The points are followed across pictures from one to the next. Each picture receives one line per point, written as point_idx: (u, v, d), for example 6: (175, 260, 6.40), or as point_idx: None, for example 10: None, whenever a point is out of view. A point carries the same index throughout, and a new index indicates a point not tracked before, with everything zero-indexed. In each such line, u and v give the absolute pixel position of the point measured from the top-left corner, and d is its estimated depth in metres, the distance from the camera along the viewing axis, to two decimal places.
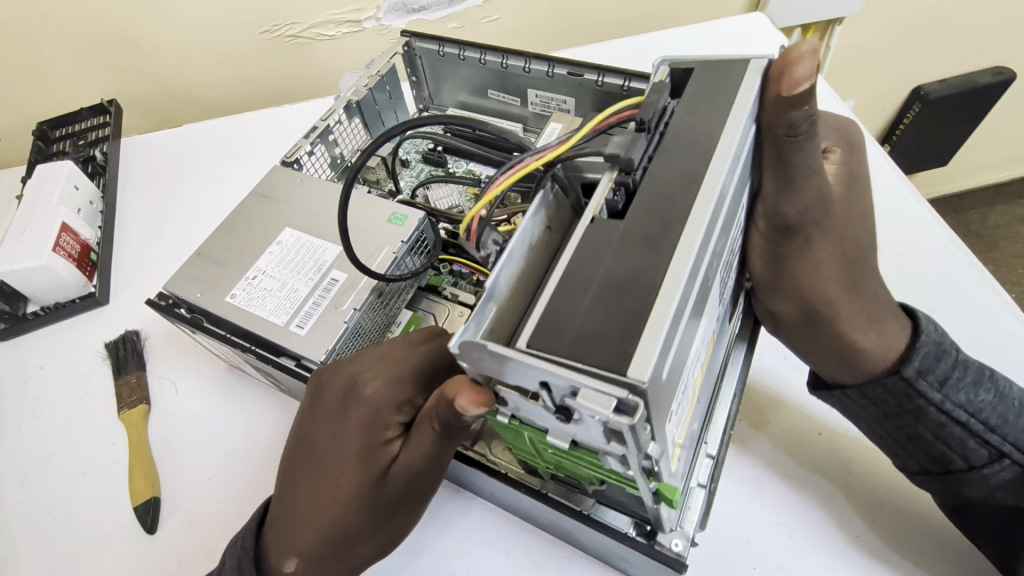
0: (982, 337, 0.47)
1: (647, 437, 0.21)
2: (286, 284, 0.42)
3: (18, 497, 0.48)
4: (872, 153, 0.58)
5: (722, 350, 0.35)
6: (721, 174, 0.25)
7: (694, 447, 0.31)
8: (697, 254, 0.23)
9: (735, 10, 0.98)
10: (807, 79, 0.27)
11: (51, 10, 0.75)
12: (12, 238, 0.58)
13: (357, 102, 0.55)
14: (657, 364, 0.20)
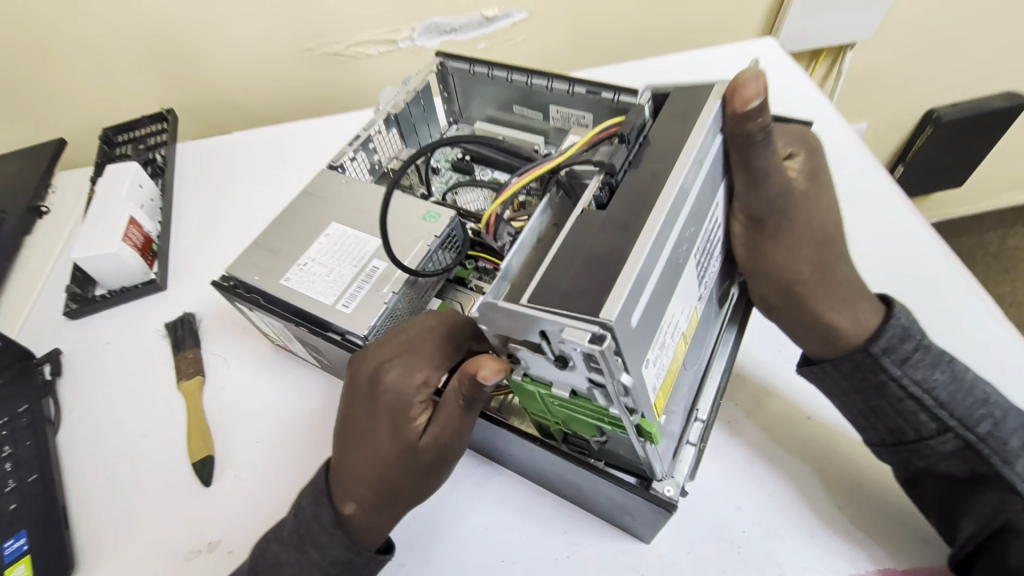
0: (967, 338, 0.51)
1: (619, 367, 0.25)
2: (334, 270, 0.48)
3: (89, 454, 0.54)
4: (870, 172, 0.63)
5: (712, 334, 0.40)
6: (682, 172, 0.30)
7: (681, 408, 0.37)
8: (660, 232, 0.28)
9: (748, 34, 1.03)
10: (756, 98, 0.34)
11: (121, 27, 0.84)
12: (86, 226, 0.65)
13: (395, 114, 0.61)
14: (622, 311, 0.25)
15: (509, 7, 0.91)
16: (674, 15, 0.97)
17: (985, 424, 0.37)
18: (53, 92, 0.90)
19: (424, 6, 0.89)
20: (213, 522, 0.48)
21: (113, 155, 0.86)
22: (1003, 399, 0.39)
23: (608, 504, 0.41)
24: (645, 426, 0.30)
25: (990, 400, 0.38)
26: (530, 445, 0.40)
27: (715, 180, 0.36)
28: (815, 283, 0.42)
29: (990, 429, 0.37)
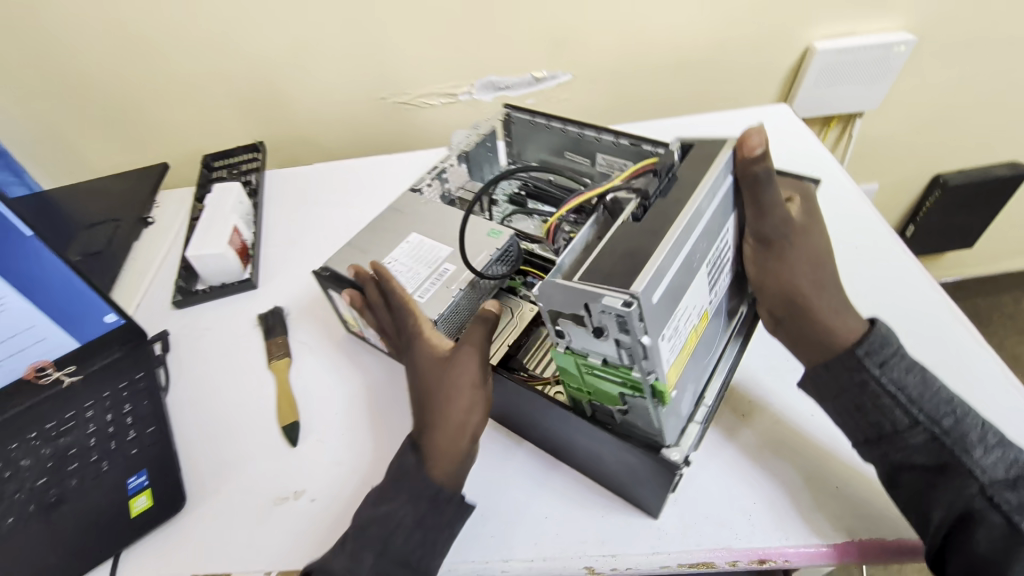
0: (953, 357, 0.60)
1: (641, 328, 0.36)
2: (412, 269, 0.59)
3: (192, 413, 0.64)
4: (875, 226, 0.75)
5: (715, 341, 0.51)
6: (698, 200, 0.41)
7: (688, 390, 0.47)
8: (682, 238, 0.39)
9: (765, 100, 1.16)
10: (758, 145, 0.45)
11: (231, 74, 1.00)
12: (198, 230, 0.78)
13: (466, 152, 0.74)
14: (647, 287, 0.35)
15: (556, 70, 1.06)
16: (699, 81, 1.11)
17: (947, 419, 0.46)
18: (163, 124, 1.06)
19: (484, 66, 1.04)
20: (300, 474, 0.57)
21: (211, 178, 1.00)
22: (964, 403, 0.48)
23: (624, 473, 0.49)
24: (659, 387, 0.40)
25: (953, 402, 0.47)
26: (566, 416, 0.49)
27: (727, 210, 0.46)
28: (817, 297, 0.51)
29: (950, 422, 0.46)
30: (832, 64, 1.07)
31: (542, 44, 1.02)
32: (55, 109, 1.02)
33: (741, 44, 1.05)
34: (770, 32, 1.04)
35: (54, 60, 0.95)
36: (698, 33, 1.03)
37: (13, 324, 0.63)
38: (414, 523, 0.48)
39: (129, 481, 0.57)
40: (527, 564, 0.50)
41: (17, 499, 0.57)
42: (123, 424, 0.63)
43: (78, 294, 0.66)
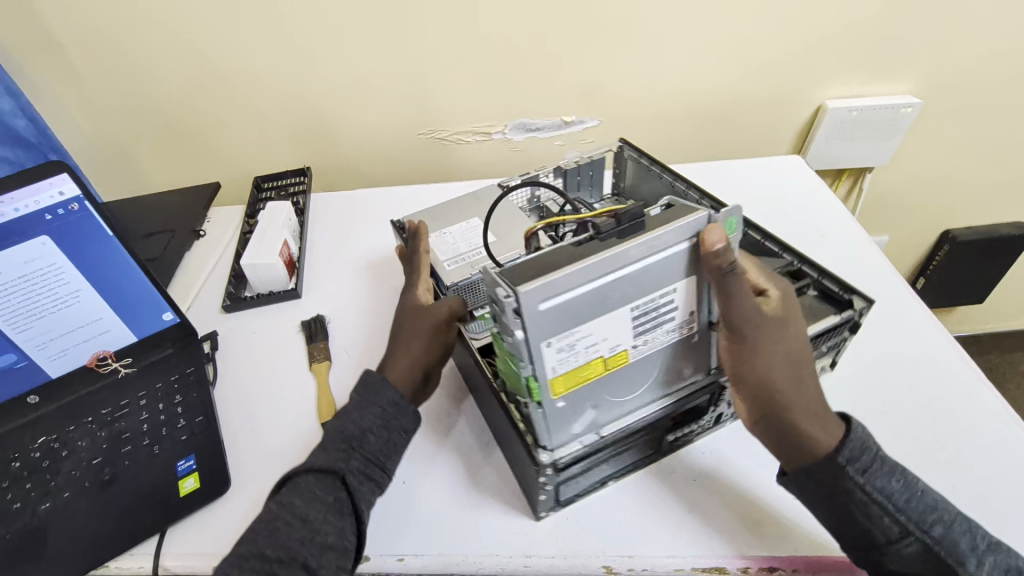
0: (960, 403, 0.67)
1: (515, 324, 0.44)
2: (457, 244, 0.74)
3: (240, 408, 0.70)
4: (888, 279, 0.82)
5: (640, 384, 0.56)
6: (630, 249, 0.45)
7: (582, 407, 0.54)
8: (595, 272, 0.44)
9: (780, 151, 1.23)
10: (718, 240, 0.47)
11: (285, 107, 1.09)
12: (253, 242, 0.86)
13: (564, 169, 0.79)
14: (531, 292, 0.42)
15: (584, 116, 1.14)
16: (716, 131, 1.18)
17: (935, 527, 0.48)
18: (219, 147, 1.15)
19: (518, 110, 1.13)
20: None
21: (261, 199, 1.08)
22: (947, 505, 0.50)
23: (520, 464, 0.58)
24: (537, 386, 0.49)
25: (935, 505, 0.49)
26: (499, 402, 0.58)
27: (670, 278, 0.49)
28: (793, 400, 0.52)
29: (939, 530, 0.48)
30: (843, 121, 1.14)
31: (573, 92, 1.10)
32: (122, 130, 1.11)
33: (757, 100, 1.13)
34: (784, 90, 1.12)
35: (129, 86, 1.04)
36: (717, 88, 1.11)
37: (82, 317, 0.70)
38: (381, 424, 0.57)
39: (179, 464, 0.63)
40: (549, 561, 0.55)
41: (73, 475, 0.63)
42: (174, 413, 0.68)
43: (141, 293, 0.72)
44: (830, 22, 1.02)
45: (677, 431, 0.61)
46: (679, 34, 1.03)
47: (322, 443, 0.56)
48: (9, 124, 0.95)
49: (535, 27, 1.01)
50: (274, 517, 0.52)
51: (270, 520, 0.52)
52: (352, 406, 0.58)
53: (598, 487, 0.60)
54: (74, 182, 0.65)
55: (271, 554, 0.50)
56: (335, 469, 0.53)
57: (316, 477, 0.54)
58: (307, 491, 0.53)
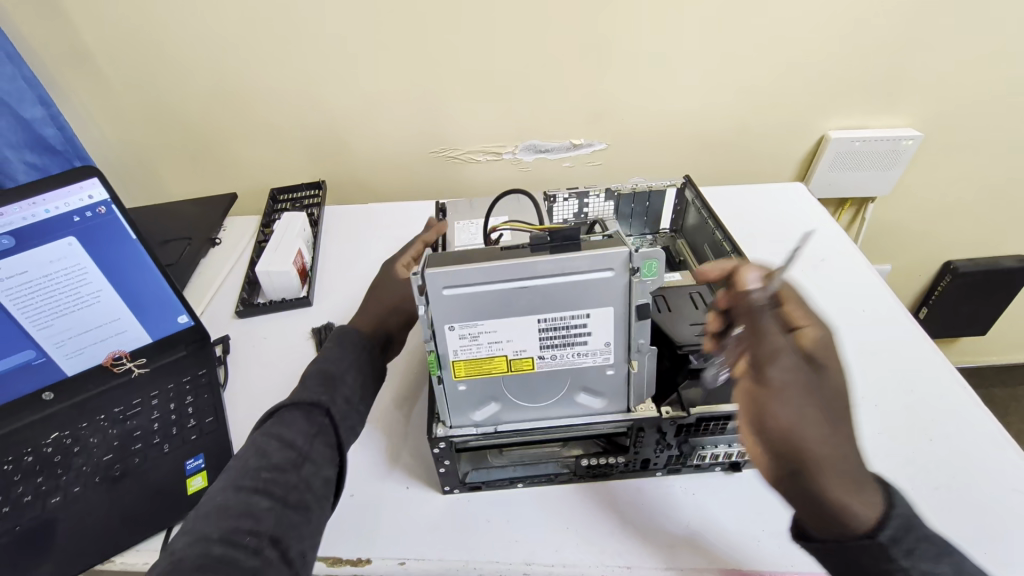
0: (959, 424, 0.68)
1: (420, 298, 0.48)
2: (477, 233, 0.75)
3: (250, 410, 0.74)
4: (888, 304, 0.84)
5: (551, 396, 0.55)
6: (537, 262, 0.46)
7: (489, 400, 0.55)
8: (498, 274, 0.47)
9: (784, 179, 1.26)
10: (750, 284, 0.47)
11: (304, 123, 1.13)
12: (268, 250, 0.89)
13: (616, 193, 0.83)
14: (434, 274, 0.46)
15: (592, 139, 1.18)
16: (721, 158, 1.21)
17: None
18: (237, 160, 1.18)
19: (528, 132, 1.16)
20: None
21: (276, 210, 1.10)
22: None
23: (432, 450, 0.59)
24: (436, 360, 0.52)
25: None
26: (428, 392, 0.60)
27: (581, 302, 0.49)
28: (829, 461, 0.42)
29: None
30: (846, 151, 1.17)
31: (582, 116, 1.14)
32: (145, 140, 1.15)
33: (761, 128, 1.16)
34: (788, 119, 1.15)
35: (154, 98, 1.09)
36: (723, 116, 1.14)
37: (101, 316, 0.72)
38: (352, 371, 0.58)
39: (189, 463, 0.66)
40: (548, 569, 0.55)
41: (84, 471, 0.64)
42: (184, 413, 0.70)
43: (157, 295, 0.74)
44: (832, 55, 1.06)
45: (595, 458, 0.59)
46: (686, 63, 1.07)
47: (305, 381, 0.56)
48: (38, 131, 0.99)
49: (548, 52, 1.05)
50: (261, 449, 0.49)
51: (260, 450, 0.49)
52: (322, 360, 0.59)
53: (508, 485, 0.61)
54: (103, 187, 0.68)
55: (267, 477, 0.47)
56: (322, 403, 0.53)
57: (301, 412, 0.52)
58: (294, 423, 0.51)
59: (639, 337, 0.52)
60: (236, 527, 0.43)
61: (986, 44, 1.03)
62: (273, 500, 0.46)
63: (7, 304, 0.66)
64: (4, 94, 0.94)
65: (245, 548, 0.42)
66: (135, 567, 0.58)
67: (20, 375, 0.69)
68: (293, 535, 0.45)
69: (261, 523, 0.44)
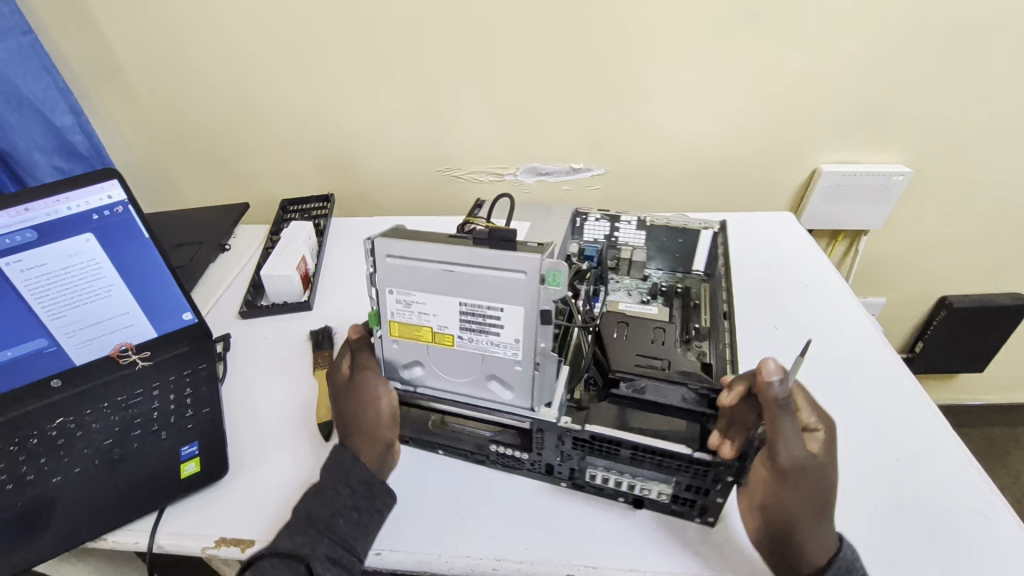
0: (921, 434, 0.71)
1: (368, 262, 0.56)
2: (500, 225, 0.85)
3: (245, 405, 0.78)
4: (858, 323, 0.88)
5: (467, 375, 0.60)
6: (461, 250, 0.52)
7: (418, 366, 0.62)
8: (430, 253, 0.53)
9: (778, 210, 1.29)
10: (769, 374, 0.52)
11: (317, 138, 1.19)
12: (274, 254, 0.94)
13: (647, 223, 0.88)
14: (381, 243, 0.54)
15: (592, 163, 1.22)
16: (715, 187, 1.26)
17: None
18: (251, 172, 1.24)
19: (530, 154, 1.21)
20: None
21: (286, 219, 1.15)
22: None
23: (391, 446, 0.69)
24: (377, 316, 0.59)
25: None
26: None
27: (497, 295, 0.53)
28: (810, 526, 0.52)
29: None
30: (838, 185, 1.20)
31: (583, 141, 1.19)
32: (166, 151, 1.21)
33: (754, 159, 1.21)
34: (779, 152, 1.19)
35: (177, 112, 1.15)
36: (716, 146, 1.19)
37: (111, 310, 0.76)
38: (351, 506, 0.58)
39: (183, 449, 0.69)
40: (517, 566, 0.58)
41: (85, 453, 0.68)
42: (183, 403, 0.74)
43: (165, 292, 0.79)
44: (820, 92, 1.11)
45: (502, 446, 0.64)
46: (680, 95, 1.12)
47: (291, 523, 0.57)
48: (66, 138, 1.05)
49: (549, 81, 1.10)
50: None
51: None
52: (327, 483, 0.59)
53: (431, 448, 0.69)
54: (121, 188, 0.73)
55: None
56: (300, 555, 0.53)
57: (282, 563, 0.53)
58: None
59: (541, 342, 0.55)
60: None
61: (975, 85, 1.07)
62: None
63: (25, 294, 0.70)
64: (39, 102, 1.01)
65: None
66: (126, 545, 0.63)
67: (30, 361, 0.73)
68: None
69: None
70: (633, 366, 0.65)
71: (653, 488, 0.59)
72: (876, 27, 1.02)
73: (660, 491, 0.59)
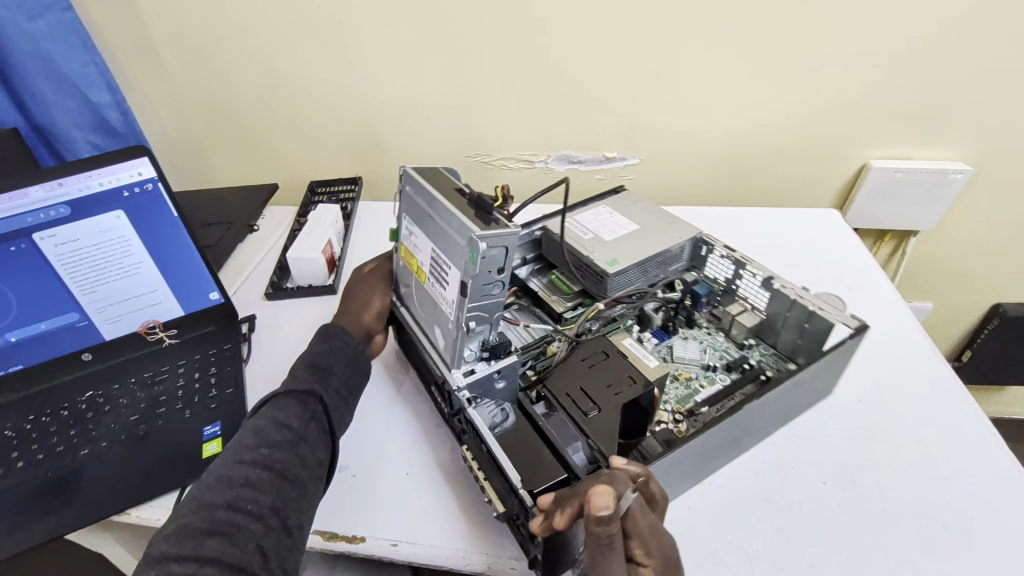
0: (971, 450, 0.67)
1: (400, 188, 0.71)
2: (596, 223, 0.83)
3: (267, 386, 0.78)
4: (905, 328, 0.83)
5: (426, 314, 0.69)
6: (441, 199, 0.61)
7: (406, 290, 0.73)
8: (425, 192, 0.65)
9: (819, 207, 1.23)
10: (596, 514, 0.41)
11: (346, 120, 1.18)
12: (300, 237, 0.94)
13: (767, 279, 0.70)
14: (410, 172, 0.69)
15: (626, 153, 1.18)
16: (753, 181, 1.20)
17: None
18: (280, 154, 1.24)
19: (562, 142, 1.17)
20: (348, 452, 0.68)
21: (313, 201, 1.14)
22: None
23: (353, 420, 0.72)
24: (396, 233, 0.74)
25: None
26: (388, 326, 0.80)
27: (449, 253, 0.61)
28: None
29: None
30: (886, 182, 1.14)
31: (617, 130, 1.14)
32: (197, 131, 1.22)
33: (796, 153, 1.15)
34: (826, 145, 1.13)
35: (210, 92, 1.15)
36: (757, 138, 1.13)
37: (141, 287, 0.77)
38: (352, 355, 0.68)
39: (206, 429, 0.70)
40: None
41: (112, 428, 0.70)
42: (207, 382, 0.75)
43: (193, 272, 0.79)
44: (872, 83, 1.04)
45: (439, 397, 0.69)
46: (722, 85, 1.07)
47: (297, 374, 0.63)
48: (102, 115, 1.06)
49: (586, 66, 1.06)
50: (259, 429, 0.55)
51: (254, 430, 0.55)
52: (323, 349, 0.66)
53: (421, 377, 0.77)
54: (152, 165, 0.73)
55: (268, 452, 0.53)
56: (315, 392, 0.60)
57: (296, 397, 0.59)
58: (290, 408, 0.58)
59: (466, 314, 0.60)
60: (238, 495, 0.49)
61: None
62: (272, 472, 0.51)
63: (58, 268, 0.71)
64: (77, 78, 1.01)
65: (246, 513, 0.48)
66: (148, 521, 0.63)
67: (63, 335, 0.74)
68: (291, 506, 0.50)
69: (262, 493, 0.50)
70: (563, 395, 0.64)
71: (490, 497, 0.57)
72: (941, 13, 0.95)
73: (497, 508, 0.56)
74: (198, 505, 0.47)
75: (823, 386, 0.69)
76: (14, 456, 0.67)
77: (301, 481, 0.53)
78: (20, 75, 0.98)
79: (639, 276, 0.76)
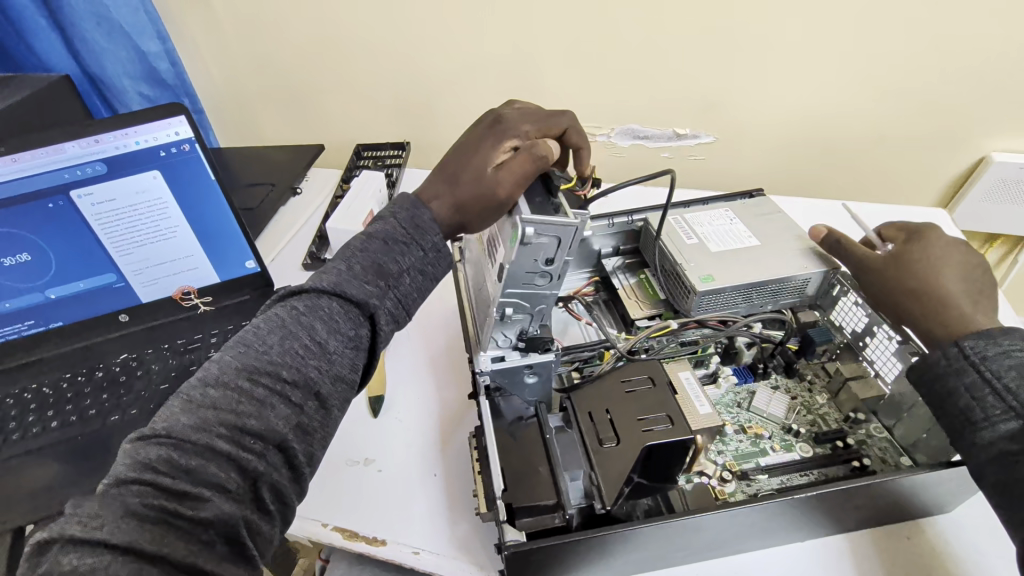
0: None
1: None
2: (705, 225, 0.74)
3: None
4: None
5: (476, 287, 0.64)
6: None
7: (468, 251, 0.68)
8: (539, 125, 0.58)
9: (919, 203, 1.10)
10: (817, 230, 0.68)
11: (397, 83, 1.10)
12: (342, 205, 0.89)
13: (903, 351, 0.58)
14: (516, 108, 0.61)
15: (700, 130, 1.06)
16: (845, 170, 1.07)
17: None
18: (328, 113, 1.19)
19: (629, 116, 1.06)
20: (376, 445, 0.64)
21: (358, 166, 1.09)
22: None
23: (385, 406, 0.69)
24: None
25: None
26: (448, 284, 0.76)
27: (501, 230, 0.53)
28: (918, 296, 0.55)
29: None
30: (1008, 179, 0.99)
31: (692, 106, 1.02)
32: (243, 86, 1.17)
33: (901, 139, 1.01)
34: (939, 133, 0.99)
35: (259, 45, 1.09)
36: (856, 120, 0.99)
37: (178, 251, 0.74)
38: (418, 269, 0.48)
39: None
40: None
41: (142, 396, 0.69)
42: None
43: (229, 238, 0.76)
44: (1007, 63, 0.89)
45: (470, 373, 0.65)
46: (821, 60, 0.92)
47: (353, 259, 0.46)
48: (152, 65, 1.03)
49: (662, 35, 0.94)
50: (288, 334, 0.42)
51: (284, 332, 0.42)
52: (398, 238, 0.47)
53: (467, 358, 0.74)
54: (190, 126, 0.68)
55: (289, 376, 0.41)
56: (369, 306, 0.44)
57: (340, 307, 0.44)
58: (331, 319, 0.43)
59: (505, 306, 0.54)
60: (240, 423, 0.38)
61: None
62: (290, 405, 0.40)
63: (95, 227, 0.69)
64: (127, 26, 0.98)
65: (247, 449, 0.38)
66: None
67: (101, 295, 0.73)
68: (303, 439, 0.40)
69: (271, 423, 0.39)
70: (583, 413, 0.57)
71: (478, 494, 0.54)
72: None
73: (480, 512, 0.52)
74: (192, 421, 0.37)
75: (950, 496, 0.56)
76: (48, 416, 0.67)
77: (325, 409, 0.42)
78: (71, 20, 0.96)
79: (735, 299, 0.67)
